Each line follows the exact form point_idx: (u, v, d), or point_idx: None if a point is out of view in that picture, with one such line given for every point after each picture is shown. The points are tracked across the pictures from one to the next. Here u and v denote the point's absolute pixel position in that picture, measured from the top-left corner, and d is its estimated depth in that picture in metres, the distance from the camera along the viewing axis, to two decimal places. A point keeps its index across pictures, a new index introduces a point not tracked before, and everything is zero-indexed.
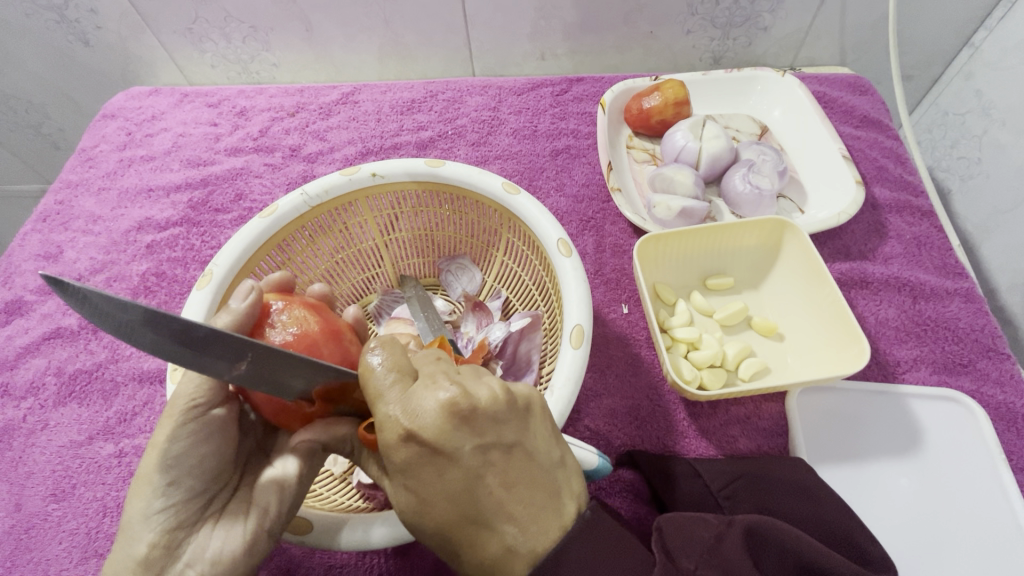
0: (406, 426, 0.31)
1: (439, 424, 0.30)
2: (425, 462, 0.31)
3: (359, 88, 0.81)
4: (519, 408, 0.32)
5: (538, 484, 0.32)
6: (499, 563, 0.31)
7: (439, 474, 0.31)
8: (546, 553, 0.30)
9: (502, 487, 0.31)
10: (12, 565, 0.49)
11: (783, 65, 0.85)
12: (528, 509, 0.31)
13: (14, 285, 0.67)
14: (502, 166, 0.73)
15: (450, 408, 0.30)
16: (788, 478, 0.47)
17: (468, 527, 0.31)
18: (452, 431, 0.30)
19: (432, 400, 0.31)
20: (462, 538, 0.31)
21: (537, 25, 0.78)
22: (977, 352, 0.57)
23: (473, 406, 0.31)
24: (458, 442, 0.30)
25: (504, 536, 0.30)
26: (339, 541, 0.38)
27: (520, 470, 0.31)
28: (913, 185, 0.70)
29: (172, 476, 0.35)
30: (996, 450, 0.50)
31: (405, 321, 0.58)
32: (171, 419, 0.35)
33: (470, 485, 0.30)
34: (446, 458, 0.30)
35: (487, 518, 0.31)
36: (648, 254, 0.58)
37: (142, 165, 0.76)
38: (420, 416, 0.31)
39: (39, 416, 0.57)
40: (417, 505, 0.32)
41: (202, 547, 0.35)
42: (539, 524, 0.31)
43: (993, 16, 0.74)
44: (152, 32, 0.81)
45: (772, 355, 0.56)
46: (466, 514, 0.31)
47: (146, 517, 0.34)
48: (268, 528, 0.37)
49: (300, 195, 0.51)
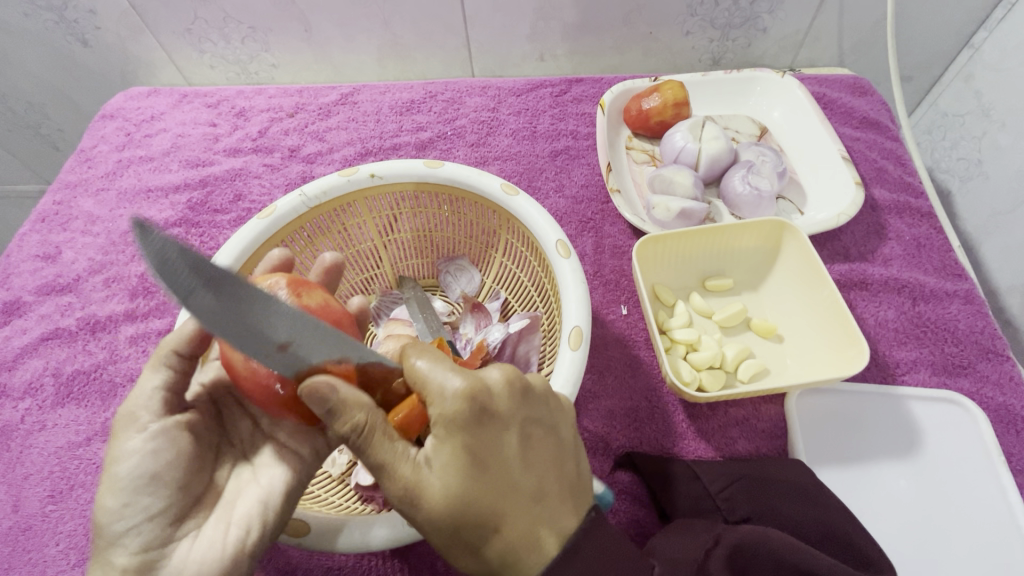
0: (476, 388, 0.31)
1: (506, 391, 0.32)
2: (487, 427, 0.31)
3: (358, 88, 0.81)
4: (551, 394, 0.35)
5: (570, 464, 0.34)
6: (540, 536, 0.31)
7: (484, 453, 0.31)
8: (574, 531, 0.32)
9: (540, 465, 0.32)
10: (9, 566, 0.49)
11: (783, 65, 0.85)
12: (558, 490, 0.33)
13: (12, 285, 0.66)
14: (501, 166, 0.72)
15: (502, 387, 0.32)
16: (787, 481, 0.47)
17: (516, 498, 0.31)
18: (515, 401, 0.32)
19: (496, 372, 0.33)
20: (506, 512, 0.31)
21: (537, 26, 0.78)
22: (977, 353, 0.57)
23: (527, 384, 0.33)
24: (505, 419, 0.32)
25: (545, 509, 0.32)
26: (345, 542, 0.38)
27: (551, 450, 0.33)
28: (913, 186, 0.70)
29: (127, 497, 0.35)
30: (995, 452, 0.50)
31: (403, 321, 0.58)
32: (120, 440, 0.36)
33: (515, 461, 0.31)
34: (492, 434, 0.31)
35: (524, 500, 0.31)
36: (647, 255, 0.57)
37: (141, 165, 0.76)
38: (458, 396, 0.31)
39: (37, 417, 0.57)
40: (464, 474, 0.31)
41: (176, 569, 0.34)
42: (569, 501, 0.33)
43: (992, 18, 0.74)
44: (151, 33, 0.81)
45: (771, 356, 0.56)
46: (516, 485, 0.31)
47: (113, 541, 0.34)
48: (247, 548, 0.36)
49: (298, 195, 0.51)
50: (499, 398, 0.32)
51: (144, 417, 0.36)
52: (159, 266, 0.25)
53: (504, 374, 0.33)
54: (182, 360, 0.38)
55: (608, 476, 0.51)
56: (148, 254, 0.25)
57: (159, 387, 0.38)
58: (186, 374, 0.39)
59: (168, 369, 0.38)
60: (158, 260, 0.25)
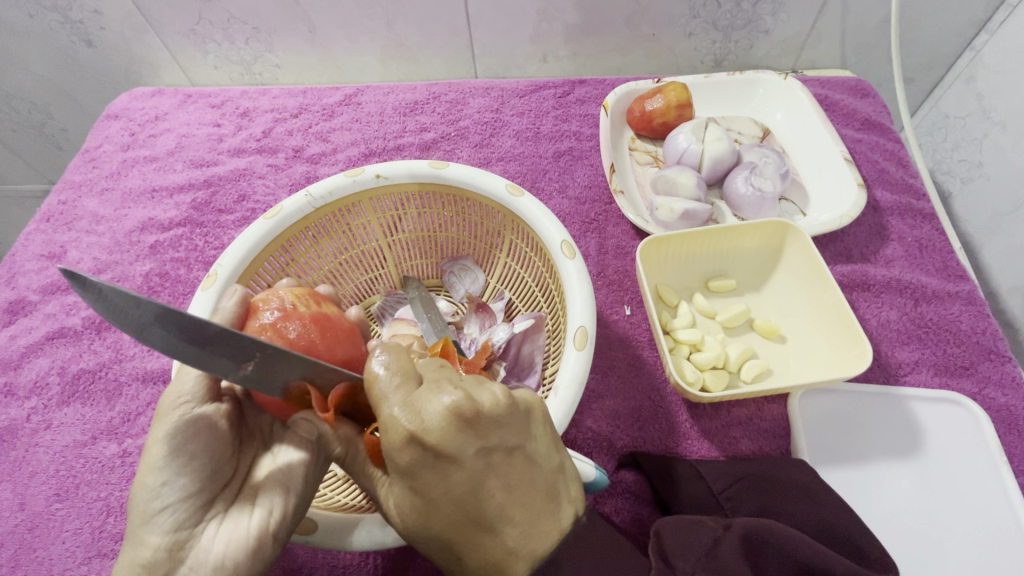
0: (411, 429, 0.31)
1: (445, 428, 0.30)
2: (430, 466, 0.31)
3: (363, 89, 0.81)
4: (512, 411, 0.32)
5: (537, 487, 0.33)
6: (504, 563, 0.32)
7: (437, 488, 0.32)
8: (546, 550, 0.32)
9: (502, 491, 0.32)
10: (16, 565, 0.50)
11: (785, 67, 0.85)
12: (528, 512, 0.32)
13: (17, 284, 0.67)
14: (505, 167, 0.73)
15: (441, 424, 0.30)
16: (791, 481, 0.47)
17: (475, 529, 0.32)
18: (457, 436, 0.30)
19: (441, 402, 0.31)
20: (466, 540, 0.32)
21: (540, 27, 0.78)
22: (979, 354, 0.57)
23: (476, 411, 0.31)
24: (450, 456, 0.31)
25: (506, 539, 0.31)
26: (351, 542, 0.38)
27: (515, 471, 0.32)
28: (915, 187, 0.70)
29: (165, 476, 0.35)
30: (998, 453, 0.51)
31: (407, 321, 0.58)
32: (160, 420, 0.36)
33: (471, 495, 0.31)
34: (441, 475, 0.31)
35: (489, 529, 0.32)
36: (650, 256, 0.58)
37: (146, 165, 0.76)
38: (399, 439, 0.31)
39: (43, 416, 0.58)
40: (422, 508, 0.33)
41: (204, 551, 0.34)
42: (538, 525, 0.32)
43: (994, 20, 0.74)
44: (156, 33, 0.82)
45: (774, 356, 0.56)
46: (472, 519, 0.32)
47: (146, 520, 0.34)
48: (272, 529, 0.37)
49: (305, 196, 0.51)
50: (439, 437, 0.30)
51: (185, 399, 0.37)
52: (103, 307, 0.26)
53: (441, 407, 0.30)
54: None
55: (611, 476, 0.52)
56: (91, 303, 0.26)
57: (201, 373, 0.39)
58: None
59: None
60: (97, 299, 0.26)
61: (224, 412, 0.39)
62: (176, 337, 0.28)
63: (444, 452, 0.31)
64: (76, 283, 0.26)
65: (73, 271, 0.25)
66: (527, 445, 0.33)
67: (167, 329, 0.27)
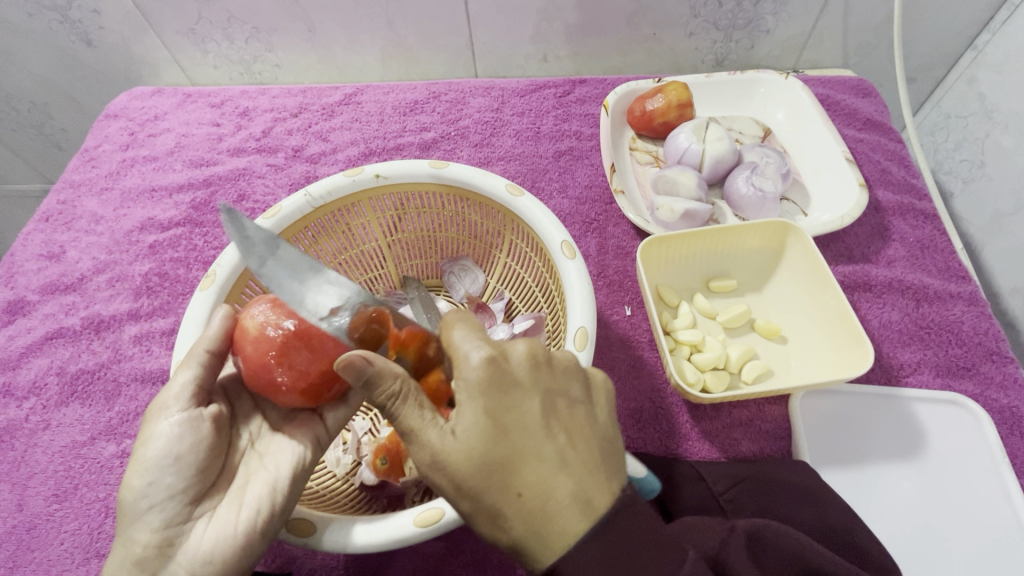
0: (492, 353, 0.33)
1: (525, 361, 0.33)
2: (506, 390, 0.32)
3: (362, 89, 0.81)
4: (582, 372, 0.35)
5: (598, 441, 0.33)
6: (559, 507, 0.30)
7: (507, 420, 0.31)
8: (601, 506, 0.30)
9: (567, 436, 0.32)
10: (14, 565, 0.49)
11: (787, 67, 0.85)
12: (588, 464, 0.31)
13: (16, 284, 0.67)
14: (506, 166, 0.73)
15: (524, 359, 0.33)
16: (794, 484, 0.47)
17: (538, 466, 0.30)
18: (535, 372, 0.33)
19: (521, 344, 0.34)
20: (525, 477, 0.30)
21: (541, 26, 0.78)
22: (981, 355, 0.57)
23: (549, 357, 0.34)
24: (526, 389, 0.32)
25: (568, 481, 0.30)
26: (322, 543, 0.37)
27: (579, 423, 0.33)
28: (917, 188, 0.70)
29: (152, 478, 0.37)
30: (1000, 455, 0.50)
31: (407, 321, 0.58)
32: (149, 425, 0.39)
33: (540, 431, 0.31)
34: (516, 401, 0.32)
35: (548, 471, 0.30)
36: (651, 255, 0.57)
37: (145, 165, 0.76)
38: (479, 362, 0.33)
39: (41, 417, 0.57)
40: (487, 434, 0.31)
41: (193, 549, 0.37)
42: (598, 475, 0.31)
43: (996, 19, 0.74)
44: (156, 32, 0.81)
45: (776, 357, 0.56)
46: (537, 454, 0.31)
47: (137, 520, 0.37)
48: (258, 529, 0.38)
49: (304, 195, 0.51)
50: (520, 368, 0.33)
51: (172, 406, 0.39)
52: (240, 244, 0.39)
53: (526, 345, 0.34)
54: (214, 357, 0.41)
55: None
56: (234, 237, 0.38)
57: (191, 379, 0.40)
58: (215, 368, 0.42)
59: (200, 365, 0.41)
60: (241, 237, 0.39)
61: (210, 414, 0.40)
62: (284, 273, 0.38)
63: (521, 383, 0.32)
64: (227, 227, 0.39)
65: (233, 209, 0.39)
66: (593, 406, 0.34)
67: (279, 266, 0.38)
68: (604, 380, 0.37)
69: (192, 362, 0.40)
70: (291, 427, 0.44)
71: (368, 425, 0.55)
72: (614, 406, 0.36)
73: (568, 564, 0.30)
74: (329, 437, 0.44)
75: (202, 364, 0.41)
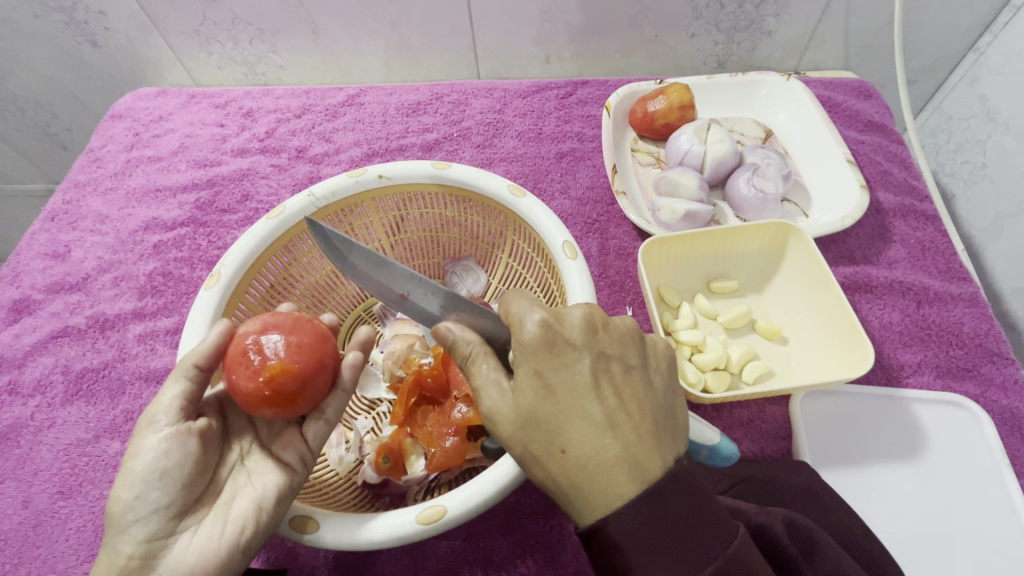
0: (545, 317, 0.33)
1: (579, 325, 0.33)
2: (555, 352, 0.33)
3: (366, 90, 0.81)
4: (642, 339, 0.35)
5: (650, 408, 0.32)
6: (603, 467, 0.30)
7: (557, 381, 0.32)
8: (648, 472, 0.30)
9: (618, 399, 0.32)
10: (19, 562, 0.50)
11: (788, 68, 0.85)
12: (637, 427, 0.31)
13: (22, 283, 0.67)
14: (507, 168, 0.73)
15: (577, 325, 0.34)
16: (796, 483, 0.47)
17: (584, 425, 0.31)
18: (586, 336, 0.33)
19: (576, 310, 0.34)
20: (570, 435, 0.31)
21: (544, 28, 0.79)
22: (981, 356, 0.57)
23: (605, 320, 0.34)
24: (579, 351, 0.33)
25: (613, 442, 0.30)
26: (305, 536, 0.38)
27: (632, 387, 0.33)
28: (918, 189, 0.70)
29: (138, 491, 0.38)
30: (1001, 456, 0.51)
31: (409, 321, 0.59)
32: (138, 438, 0.39)
33: (589, 392, 0.32)
34: (565, 362, 0.32)
35: (594, 432, 0.31)
36: (653, 256, 0.57)
37: (150, 165, 0.77)
38: (534, 325, 0.33)
39: (46, 414, 0.58)
40: (537, 394, 0.32)
41: (175, 560, 0.37)
42: (648, 442, 0.31)
43: (997, 22, 0.74)
44: (161, 33, 0.82)
45: (776, 359, 0.56)
46: (584, 413, 0.31)
47: (123, 531, 0.38)
48: (243, 543, 0.39)
49: (307, 196, 0.52)
50: (572, 333, 0.33)
51: (161, 420, 0.40)
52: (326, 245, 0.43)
53: (582, 311, 0.34)
54: (201, 371, 0.42)
55: None
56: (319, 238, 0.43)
57: (179, 393, 0.41)
58: (203, 382, 0.42)
59: (187, 379, 0.41)
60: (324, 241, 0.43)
61: (200, 428, 0.41)
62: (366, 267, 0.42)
63: (573, 346, 0.33)
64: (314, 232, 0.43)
65: (312, 220, 0.42)
66: (651, 374, 0.34)
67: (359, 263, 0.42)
68: (664, 349, 0.36)
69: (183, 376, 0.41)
70: (280, 445, 0.43)
71: (370, 424, 0.56)
72: (672, 376, 0.36)
73: (612, 522, 0.30)
74: (315, 454, 0.44)
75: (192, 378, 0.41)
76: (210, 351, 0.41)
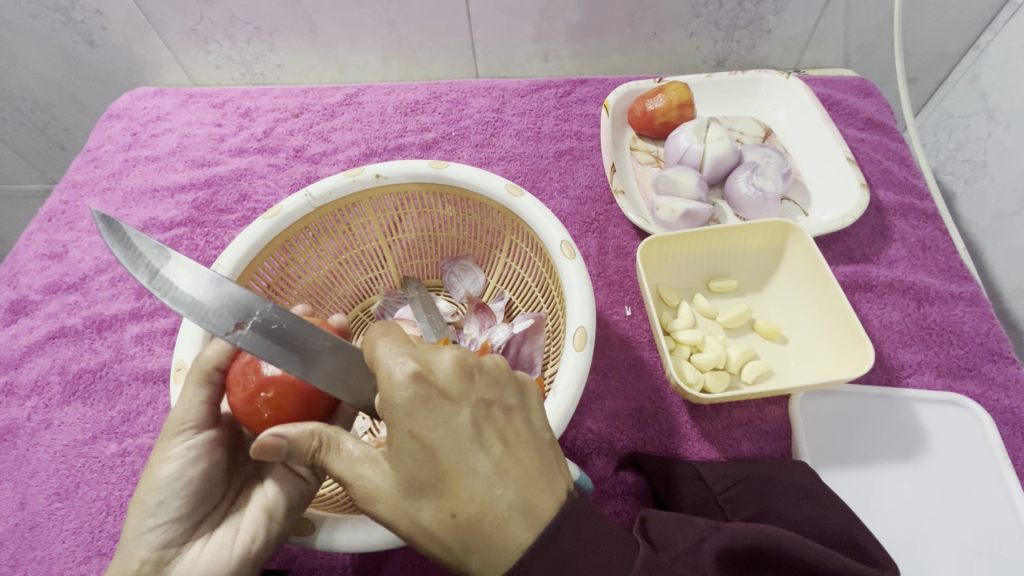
0: (416, 369, 0.30)
1: (452, 372, 0.30)
2: (433, 408, 0.29)
3: (363, 89, 0.81)
4: (515, 376, 0.33)
5: (536, 447, 0.31)
6: (499, 522, 0.28)
7: (436, 438, 0.29)
8: (547, 515, 0.29)
9: (504, 444, 0.30)
10: (15, 564, 0.50)
11: (788, 66, 0.85)
12: (526, 470, 0.29)
13: (19, 284, 0.67)
14: (506, 167, 0.73)
15: (450, 369, 0.30)
16: (792, 483, 0.47)
17: (471, 481, 0.29)
18: (462, 382, 0.30)
19: (446, 353, 0.31)
20: (458, 494, 0.29)
21: (542, 26, 0.78)
22: (982, 355, 0.57)
23: (479, 362, 0.31)
24: (455, 401, 0.30)
25: (505, 494, 0.28)
26: (315, 541, 0.38)
27: (516, 430, 0.31)
28: (919, 187, 0.70)
29: (161, 497, 0.38)
30: (1002, 457, 0.50)
31: (407, 321, 0.58)
32: (163, 443, 0.39)
33: (472, 444, 0.29)
34: (443, 416, 0.29)
35: (484, 486, 0.28)
36: (651, 256, 0.57)
37: (148, 165, 0.76)
38: (404, 380, 0.30)
39: (43, 416, 0.58)
40: (417, 456, 0.29)
41: (187, 568, 0.37)
42: (540, 484, 0.29)
43: (998, 19, 0.74)
44: (158, 33, 0.82)
45: (775, 358, 0.56)
46: (471, 469, 0.29)
47: (139, 534, 0.37)
48: (254, 553, 0.39)
49: (304, 195, 0.51)
50: (447, 381, 0.30)
51: (187, 427, 0.39)
52: (125, 256, 0.36)
53: (454, 354, 0.31)
54: (223, 375, 0.41)
55: (612, 477, 0.51)
56: (116, 246, 0.37)
57: (204, 399, 0.40)
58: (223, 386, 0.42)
59: (209, 384, 0.40)
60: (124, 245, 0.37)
61: (222, 437, 0.41)
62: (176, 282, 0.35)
63: (449, 395, 0.30)
64: (111, 241, 0.37)
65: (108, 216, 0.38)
66: (531, 412, 0.33)
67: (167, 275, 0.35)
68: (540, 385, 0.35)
69: (207, 383, 0.40)
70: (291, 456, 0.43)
71: (368, 425, 0.56)
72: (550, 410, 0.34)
73: None
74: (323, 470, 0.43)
75: (215, 384, 0.41)
76: (227, 351, 0.41)
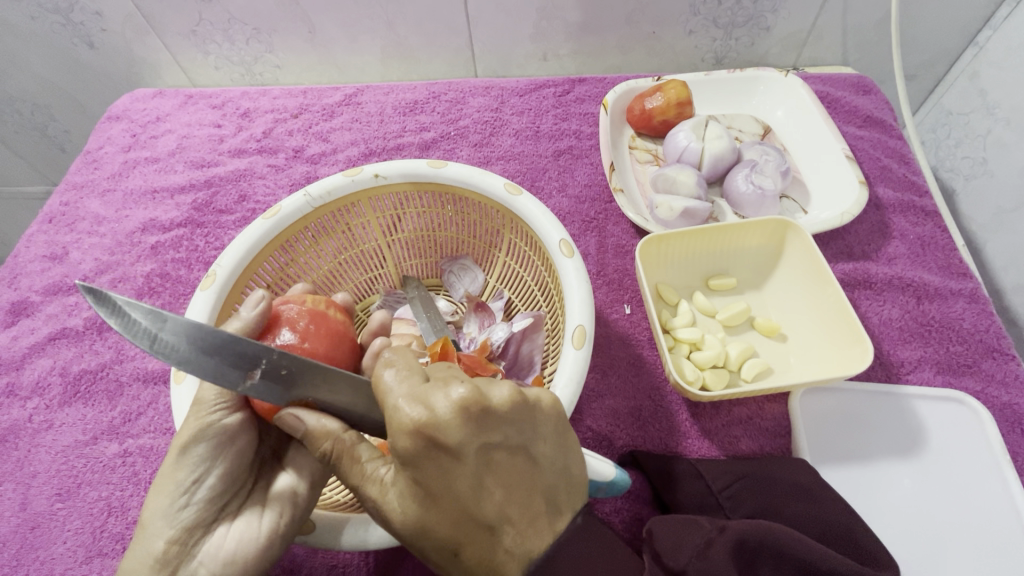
0: (416, 419, 0.28)
1: (452, 421, 0.28)
2: (433, 459, 0.29)
3: (362, 89, 0.81)
4: (526, 410, 0.31)
5: (537, 486, 0.31)
6: (497, 565, 0.29)
7: (435, 488, 0.29)
8: (544, 557, 0.30)
9: (504, 491, 0.30)
10: (17, 565, 0.50)
11: (786, 65, 0.85)
12: (525, 514, 0.30)
13: (19, 286, 0.67)
14: (505, 166, 0.73)
15: (451, 419, 0.28)
16: (791, 480, 0.47)
17: (471, 527, 0.29)
18: (464, 431, 0.28)
19: (450, 395, 0.29)
20: (459, 539, 0.30)
21: (540, 26, 0.78)
22: (982, 352, 0.57)
23: (485, 405, 0.29)
24: (455, 454, 0.28)
25: (503, 538, 0.29)
26: (340, 541, 0.38)
27: (520, 471, 0.30)
28: (917, 184, 0.69)
29: (191, 475, 0.38)
30: (1000, 450, 0.50)
31: (406, 321, 0.59)
32: (193, 420, 0.38)
33: (470, 494, 0.29)
34: (443, 467, 0.29)
35: (483, 531, 0.29)
36: (651, 254, 0.57)
37: (147, 166, 0.77)
38: (403, 431, 0.29)
39: (44, 417, 0.58)
40: (418, 501, 0.30)
41: (215, 547, 0.37)
42: (537, 525, 0.30)
43: (997, 16, 0.74)
44: (157, 35, 0.82)
45: (775, 356, 0.56)
46: (470, 517, 0.29)
47: (167, 513, 0.37)
48: (281, 532, 0.39)
49: (304, 196, 0.51)
50: (447, 433, 0.28)
51: (215, 406, 0.38)
52: (121, 326, 0.31)
53: (455, 400, 0.28)
54: None
55: None
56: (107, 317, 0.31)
57: None
58: None
59: None
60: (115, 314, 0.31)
61: (251, 417, 0.40)
62: (184, 345, 0.31)
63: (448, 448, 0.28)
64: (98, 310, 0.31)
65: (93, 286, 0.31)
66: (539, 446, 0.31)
67: (174, 339, 0.31)
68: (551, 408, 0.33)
69: None
70: None
71: None
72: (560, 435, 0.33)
73: None
74: None
75: None
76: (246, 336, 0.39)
